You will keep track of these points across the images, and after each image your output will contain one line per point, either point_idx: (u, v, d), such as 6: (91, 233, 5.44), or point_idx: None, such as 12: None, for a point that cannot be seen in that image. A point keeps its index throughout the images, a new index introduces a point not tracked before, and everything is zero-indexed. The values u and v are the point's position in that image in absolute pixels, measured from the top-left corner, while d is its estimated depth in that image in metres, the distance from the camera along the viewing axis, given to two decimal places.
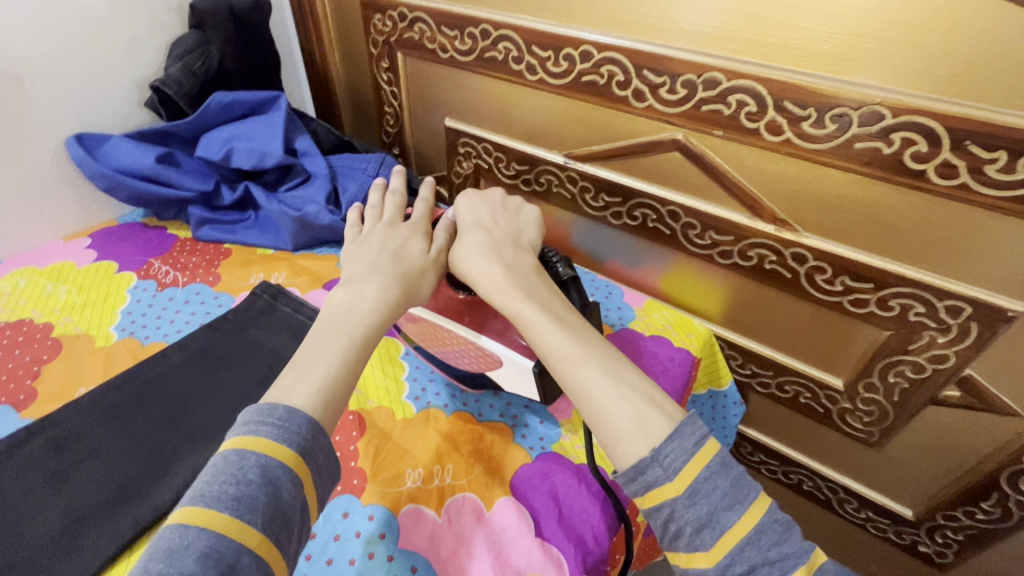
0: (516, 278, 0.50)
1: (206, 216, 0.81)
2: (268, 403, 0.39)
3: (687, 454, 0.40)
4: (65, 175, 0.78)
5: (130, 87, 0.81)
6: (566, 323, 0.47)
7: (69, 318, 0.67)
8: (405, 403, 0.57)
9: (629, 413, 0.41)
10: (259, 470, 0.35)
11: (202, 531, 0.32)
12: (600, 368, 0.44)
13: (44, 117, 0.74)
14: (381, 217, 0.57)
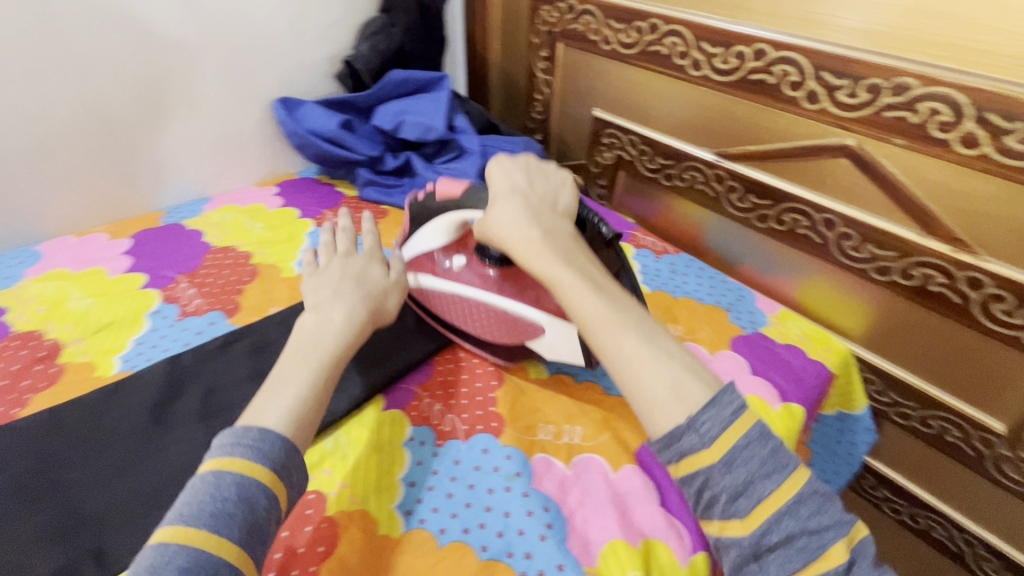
0: (559, 244, 0.51)
1: (372, 178, 0.89)
2: (241, 426, 0.42)
3: (723, 423, 0.41)
4: (266, 131, 0.92)
5: (325, 60, 0.93)
6: (604, 289, 0.49)
7: (264, 250, 0.79)
8: (538, 366, 0.63)
9: (666, 380, 0.43)
10: (234, 487, 0.38)
11: (180, 547, 0.35)
12: (637, 335, 0.46)
13: (260, 80, 0.88)
14: (335, 249, 0.60)
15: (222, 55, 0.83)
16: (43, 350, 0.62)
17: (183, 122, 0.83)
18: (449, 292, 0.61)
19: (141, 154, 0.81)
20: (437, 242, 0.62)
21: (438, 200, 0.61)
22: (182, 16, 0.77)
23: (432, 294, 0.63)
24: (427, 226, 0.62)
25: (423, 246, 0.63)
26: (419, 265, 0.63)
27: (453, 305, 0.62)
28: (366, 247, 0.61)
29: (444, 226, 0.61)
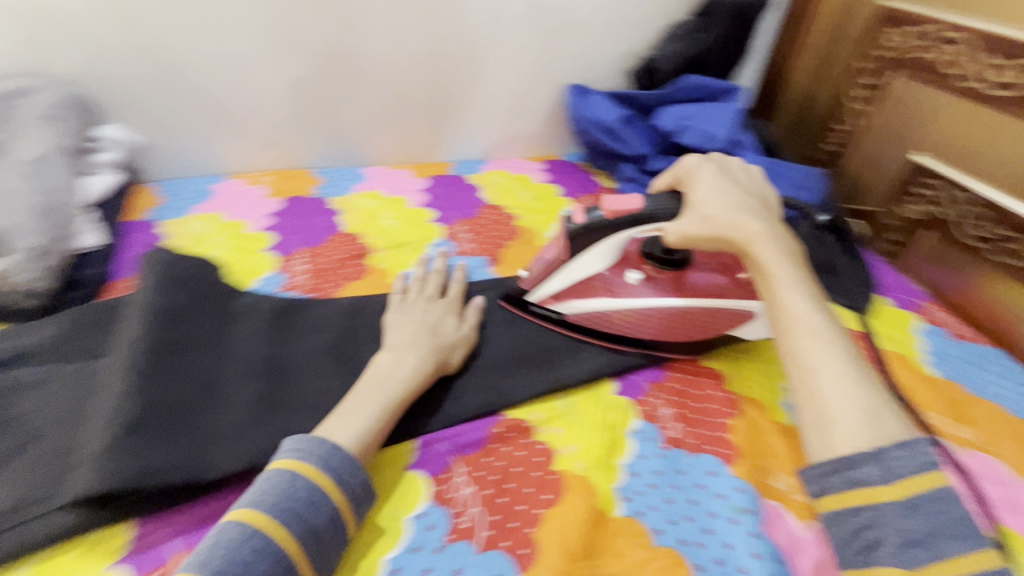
0: (776, 245, 0.49)
1: (636, 175, 0.92)
2: (318, 436, 0.43)
3: (918, 467, 0.37)
4: (550, 111, 0.98)
5: (622, 55, 0.95)
6: (816, 300, 0.46)
7: (526, 216, 0.85)
8: (782, 410, 0.58)
9: (861, 401, 0.40)
10: (305, 490, 0.40)
11: (256, 531, 0.37)
12: (841, 353, 0.43)
13: (565, 65, 0.92)
14: (422, 288, 0.62)
15: (539, 41, 0.88)
16: (358, 249, 0.77)
17: (489, 92, 0.91)
18: (625, 305, 0.60)
19: (451, 114, 0.92)
20: (601, 263, 0.60)
21: (612, 218, 0.56)
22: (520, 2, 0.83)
23: (598, 314, 0.61)
24: (593, 250, 0.59)
25: (591, 269, 0.60)
26: (585, 290, 0.61)
27: (632, 317, 0.60)
28: (450, 295, 0.61)
29: (608, 243, 0.58)
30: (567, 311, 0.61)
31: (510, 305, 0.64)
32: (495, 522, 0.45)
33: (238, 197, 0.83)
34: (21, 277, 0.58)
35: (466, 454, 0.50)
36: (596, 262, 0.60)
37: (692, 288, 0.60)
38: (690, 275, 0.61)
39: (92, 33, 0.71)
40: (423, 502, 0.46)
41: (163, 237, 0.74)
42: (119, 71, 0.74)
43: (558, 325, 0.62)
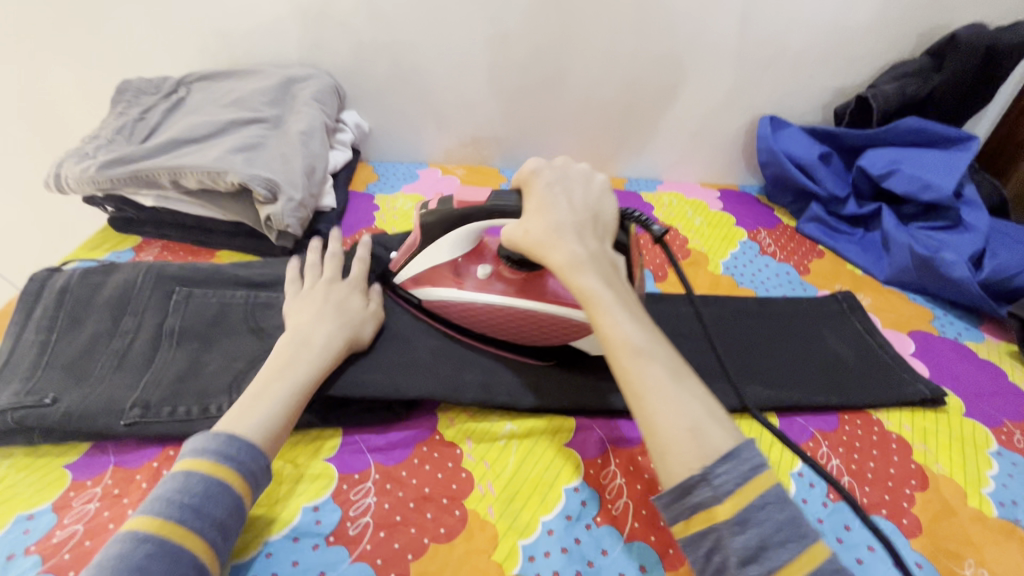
0: (593, 263, 0.47)
1: (822, 216, 0.86)
2: (214, 430, 0.44)
3: (740, 480, 0.37)
4: (736, 141, 0.97)
5: (829, 92, 0.91)
6: (635, 315, 0.45)
7: (698, 240, 0.84)
8: (984, 497, 0.54)
9: (686, 417, 0.39)
10: (201, 486, 0.40)
11: (149, 535, 0.38)
12: (664, 370, 0.41)
13: (763, 96, 0.91)
14: (322, 273, 0.61)
15: (742, 70, 0.87)
16: None
17: (678, 115, 0.93)
18: (471, 299, 0.58)
19: (636, 132, 0.95)
20: (450, 254, 0.58)
21: (459, 209, 0.55)
22: (733, 30, 0.83)
23: (443, 304, 0.59)
24: (443, 237, 0.57)
25: (441, 258, 0.59)
26: (436, 278, 0.60)
27: (466, 310, 0.58)
28: (354, 275, 0.61)
29: (458, 233, 0.57)
30: (423, 297, 0.61)
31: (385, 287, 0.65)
32: (643, 516, 0.48)
33: (438, 182, 0.94)
34: (283, 222, 0.71)
35: (622, 447, 0.53)
36: (445, 251, 0.58)
37: (534, 289, 0.57)
38: (546, 280, 0.58)
39: (356, 36, 0.86)
40: (578, 479, 0.50)
41: (378, 208, 0.87)
42: (368, 66, 0.89)
43: (417, 309, 0.62)
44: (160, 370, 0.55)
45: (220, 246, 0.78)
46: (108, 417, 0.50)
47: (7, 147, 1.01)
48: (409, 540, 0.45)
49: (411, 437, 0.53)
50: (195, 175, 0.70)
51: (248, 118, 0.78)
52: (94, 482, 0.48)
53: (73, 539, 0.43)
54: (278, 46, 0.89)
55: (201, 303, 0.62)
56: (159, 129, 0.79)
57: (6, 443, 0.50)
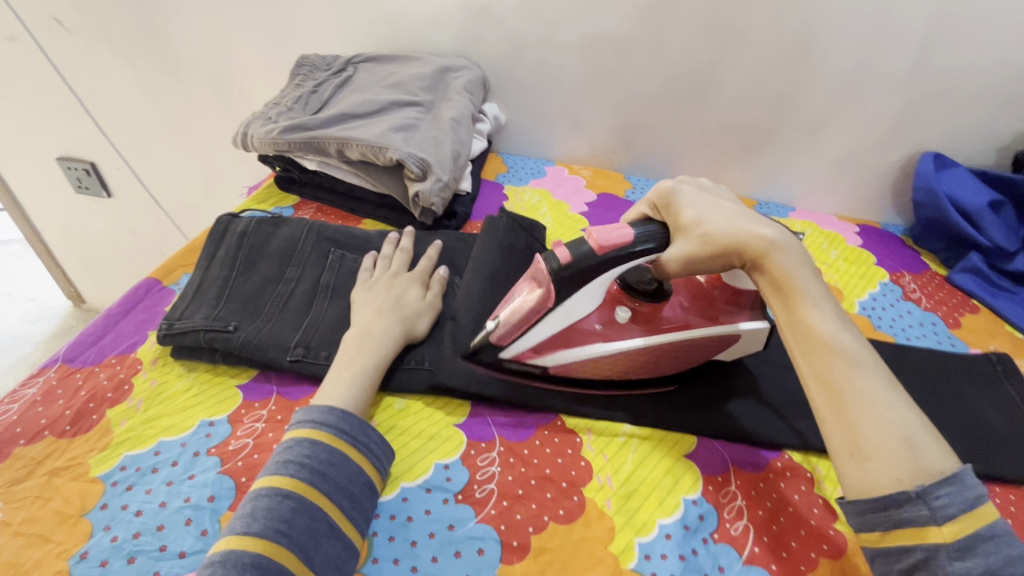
0: (795, 265, 0.48)
1: (981, 268, 0.78)
2: (326, 406, 0.49)
3: (963, 504, 0.37)
4: (886, 175, 0.90)
5: (1009, 133, 0.82)
6: (840, 322, 0.46)
7: (833, 275, 0.80)
8: None
9: (901, 426, 0.40)
10: (326, 455, 0.45)
11: (289, 494, 0.42)
12: (878, 379, 0.42)
13: (928, 131, 0.84)
14: (388, 266, 0.64)
15: (909, 100, 0.82)
16: None
17: (825, 140, 0.88)
18: (617, 351, 0.54)
19: (775, 153, 0.92)
20: (589, 306, 0.53)
21: (601, 255, 0.50)
22: (906, 58, 0.78)
23: (584, 363, 0.55)
24: (580, 291, 0.51)
25: (579, 313, 0.53)
26: (570, 337, 0.54)
27: (613, 362, 0.55)
28: (415, 271, 0.64)
29: (601, 283, 0.52)
30: (550, 364, 0.55)
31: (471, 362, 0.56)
32: (766, 543, 0.47)
33: (564, 181, 0.96)
34: (429, 199, 0.76)
35: (743, 471, 0.53)
36: (581, 306, 0.53)
37: (666, 324, 0.56)
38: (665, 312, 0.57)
39: (511, 32, 0.90)
40: (696, 492, 0.51)
41: (507, 199, 0.90)
42: (516, 61, 0.93)
43: (526, 373, 0.56)
44: (318, 316, 0.60)
45: (367, 214, 0.85)
46: (277, 351, 0.56)
47: (193, 104, 1.15)
48: (530, 515, 0.48)
49: (534, 419, 0.56)
50: (359, 147, 0.77)
51: (406, 100, 0.84)
52: (260, 405, 0.54)
53: (245, 450, 0.50)
54: (436, 36, 0.95)
55: (352, 265, 0.66)
56: (329, 103, 0.87)
57: (196, 357, 0.58)
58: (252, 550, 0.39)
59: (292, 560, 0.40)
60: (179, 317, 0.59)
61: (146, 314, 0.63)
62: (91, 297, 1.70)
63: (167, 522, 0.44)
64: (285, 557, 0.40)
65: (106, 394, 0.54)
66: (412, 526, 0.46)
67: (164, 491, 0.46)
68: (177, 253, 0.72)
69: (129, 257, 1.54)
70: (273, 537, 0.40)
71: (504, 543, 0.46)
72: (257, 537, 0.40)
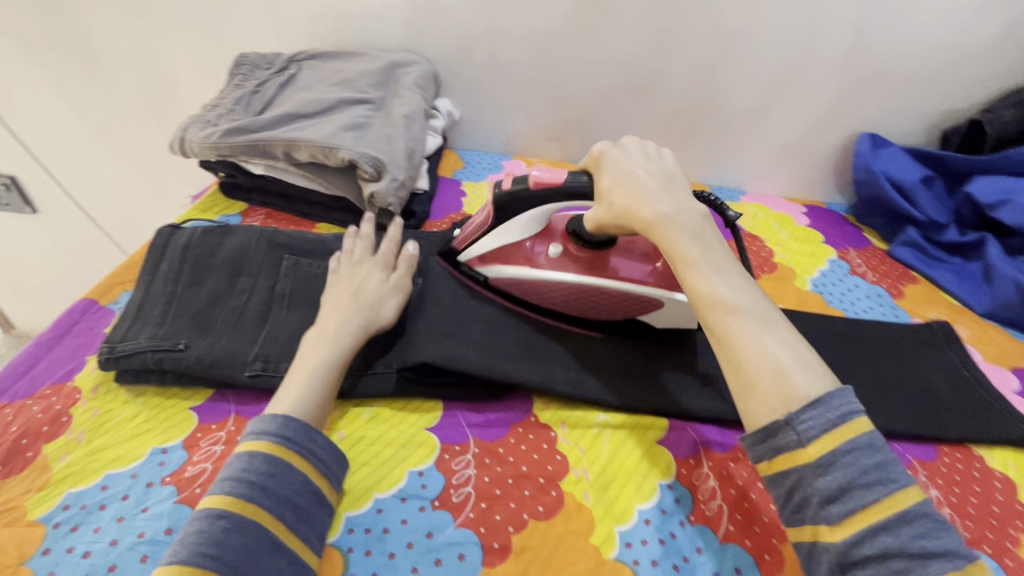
0: (677, 224, 0.49)
1: (918, 241, 0.83)
2: (269, 414, 0.46)
3: (826, 426, 0.40)
4: (828, 156, 0.94)
5: (936, 112, 0.87)
6: (721, 270, 0.48)
7: (785, 255, 0.83)
8: None
9: (769, 362, 0.43)
10: (263, 466, 0.43)
11: (221, 512, 0.40)
12: (751, 323, 0.45)
13: (865, 113, 0.88)
14: (349, 252, 0.62)
15: (846, 84, 0.85)
16: None
17: (771, 125, 0.91)
18: (541, 277, 0.59)
19: (724, 139, 0.94)
20: (522, 232, 0.59)
21: (536, 190, 0.54)
22: (842, 44, 0.81)
23: (517, 283, 0.61)
24: (519, 216, 0.58)
25: (514, 237, 0.60)
26: (507, 257, 0.61)
27: (543, 290, 0.60)
28: (378, 254, 0.62)
29: (534, 215, 0.57)
30: (490, 274, 0.61)
31: (445, 263, 0.65)
32: (739, 521, 0.49)
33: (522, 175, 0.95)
34: (386, 200, 0.73)
35: (713, 451, 0.54)
36: (515, 231, 0.59)
37: (607, 270, 0.59)
38: (612, 259, 0.59)
39: (459, 25, 0.88)
40: (671, 475, 0.51)
41: (466, 196, 0.89)
42: (467, 55, 0.91)
43: (480, 286, 0.63)
44: (275, 329, 0.57)
45: (320, 218, 0.82)
46: (233, 367, 0.53)
47: (122, 111, 1.08)
48: (510, 514, 0.47)
49: (508, 417, 0.55)
50: (308, 149, 0.73)
51: (355, 98, 0.81)
52: (218, 426, 0.51)
53: (203, 476, 0.47)
54: (383, 32, 0.92)
55: (309, 272, 0.63)
56: (272, 103, 0.83)
57: (142, 380, 0.54)
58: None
59: None
60: (122, 339, 0.54)
61: (83, 338, 0.59)
62: (23, 322, 1.57)
63: (120, 562, 0.41)
64: None
65: (42, 428, 0.50)
66: (389, 537, 0.45)
67: (115, 527, 0.43)
68: (115, 270, 0.67)
69: (63, 276, 1.43)
70: (202, 562, 0.38)
71: (485, 546, 0.45)
72: (183, 564, 0.37)
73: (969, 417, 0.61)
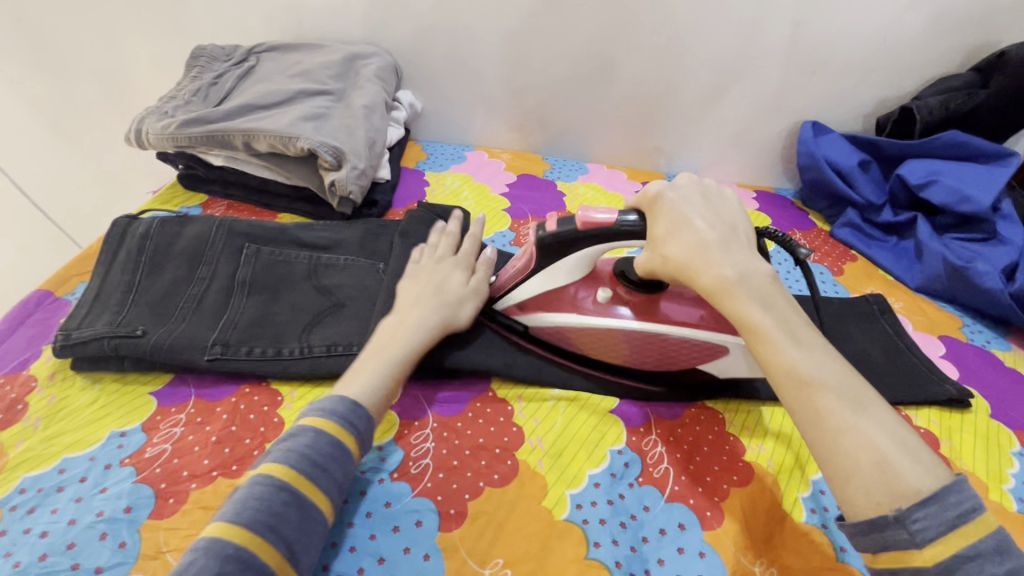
0: (746, 289, 0.45)
1: (857, 222, 0.88)
2: (338, 395, 0.47)
3: (943, 525, 0.34)
4: (776, 144, 0.99)
5: (873, 101, 0.93)
6: (802, 340, 0.43)
7: None
8: (1004, 492, 0.56)
9: (870, 451, 0.37)
10: (328, 447, 0.43)
11: (284, 484, 0.40)
12: (842, 404, 0.39)
13: (808, 102, 0.93)
14: (433, 250, 0.64)
15: (789, 73, 0.90)
16: None
17: (722, 114, 0.95)
18: (591, 322, 0.56)
19: (678, 128, 0.98)
20: (569, 276, 0.56)
21: (585, 230, 0.51)
22: (784, 35, 0.85)
23: (560, 329, 0.58)
24: (564, 259, 0.55)
25: (560, 281, 0.57)
26: (551, 302, 0.58)
27: (590, 336, 0.57)
28: (461, 252, 0.63)
29: (579, 256, 0.54)
30: (531, 322, 0.59)
31: (483, 315, 0.62)
32: (682, 481, 0.52)
33: (484, 165, 0.97)
34: (346, 188, 0.74)
35: (662, 419, 0.57)
36: (562, 275, 0.56)
37: (660, 316, 0.55)
38: (664, 304, 0.56)
39: (419, 16, 0.89)
40: (622, 442, 0.54)
41: (429, 185, 0.90)
42: (427, 47, 0.93)
43: (518, 335, 0.60)
44: (236, 314, 0.58)
45: (282, 208, 0.82)
46: (192, 352, 0.54)
47: (76, 103, 1.06)
48: (466, 482, 0.49)
49: (467, 393, 0.57)
50: (268, 138, 0.74)
51: (315, 89, 0.82)
52: (177, 409, 0.52)
53: (163, 456, 0.48)
54: (343, 24, 0.92)
55: (270, 260, 0.64)
56: (231, 94, 0.83)
57: (100, 366, 0.54)
58: (234, 542, 0.36)
59: (275, 555, 0.38)
60: (78, 327, 0.54)
61: (38, 329, 0.58)
62: None
63: (78, 540, 0.42)
64: (269, 552, 0.37)
65: None
66: (349, 509, 0.47)
67: (73, 508, 0.44)
68: (70, 261, 0.66)
69: None
70: (262, 529, 0.38)
71: (441, 513, 0.47)
72: (244, 529, 0.37)
73: (898, 378, 0.65)
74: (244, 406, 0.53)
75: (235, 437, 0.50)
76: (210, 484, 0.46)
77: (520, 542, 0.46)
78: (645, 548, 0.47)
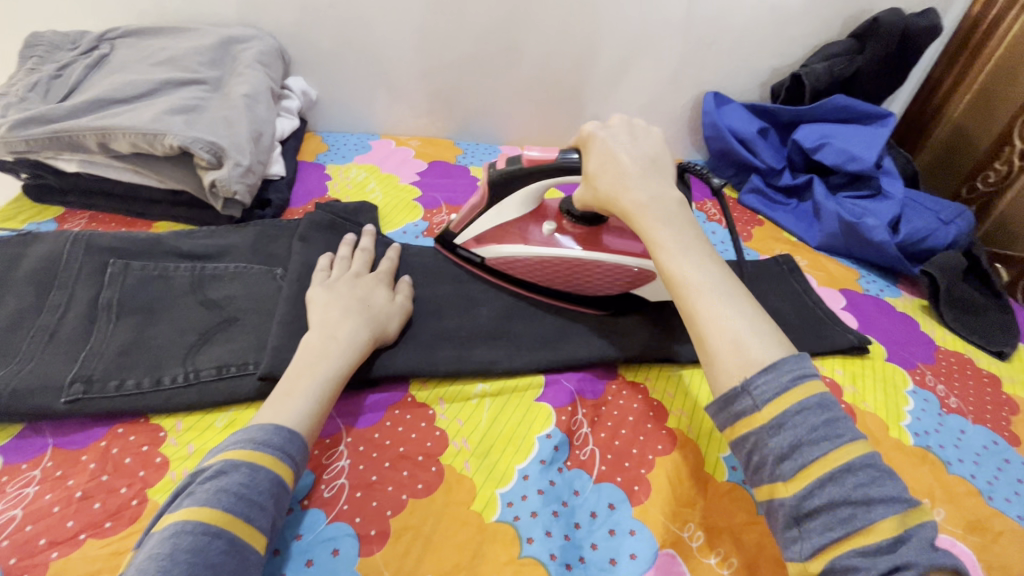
0: (655, 208, 0.49)
1: (761, 187, 0.91)
2: (273, 424, 0.41)
3: (781, 388, 0.38)
4: (682, 116, 1.00)
5: (767, 69, 0.96)
6: (692, 250, 0.47)
7: None
8: (903, 428, 0.60)
9: (729, 335, 0.41)
10: (268, 485, 0.38)
11: (218, 531, 0.35)
12: (717, 299, 0.43)
13: (708, 73, 0.94)
14: (347, 266, 0.58)
15: (690, 46, 0.90)
16: None
17: (629, 89, 0.95)
18: (535, 252, 0.60)
19: (588, 105, 0.97)
20: (517, 211, 0.61)
21: (528, 166, 0.57)
22: (680, 8, 0.86)
23: (507, 260, 0.62)
24: (511, 195, 0.60)
25: (509, 215, 0.62)
26: (502, 235, 0.62)
27: (535, 265, 0.61)
28: (378, 270, 0.59)
29: (526, 191, 0.59)
30: (486, 255, 0.63)
31: (443, 249, 0.67)
32: (609, 461, 0.51)
33: (392, 153, 0.91)
34: (230, 188, 0.66)
35: (587, 398, 0.56)
36: (512, 209, 0.62)
37: (600, 244, 0.60)
38: (605, 235, 0.60)
39: None
40: (550, 426, 0.52)
41: (331, 178, 0.83)
42: (315, 29, 0.85)
43: (477, 267, 0.65)
44: (100, 343, 0.50)
45: (159, 216, 0.73)
46: (44, 396, 0.46)
47: None
48: (386, 498, 0.45)
49: (383, 400, 0.53)
50: (127, 137, 0.64)
51: (183, 78, 0.72)
52: (30, 465, 0.44)
53: (11, 525, 0.40)
54: (213, 4, 0.82)
55: (142, 277, 0.55)
56: (80, 88, 0.71)
57: None
58: None
59: None
60: None
61: None
62: None
63: None
64: None
65: None
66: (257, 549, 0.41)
67: None
68: None
69: None
70: None
71: (361, 536, 0.43)
72: None
73: (809, 331, 0.68)
74: (117, 451, 0.45)
75: (106, 488, 0.43)
76: (77, 548, 0.39)
77: (449, 554, 0.42)
78: (579, 534, 0.45)
